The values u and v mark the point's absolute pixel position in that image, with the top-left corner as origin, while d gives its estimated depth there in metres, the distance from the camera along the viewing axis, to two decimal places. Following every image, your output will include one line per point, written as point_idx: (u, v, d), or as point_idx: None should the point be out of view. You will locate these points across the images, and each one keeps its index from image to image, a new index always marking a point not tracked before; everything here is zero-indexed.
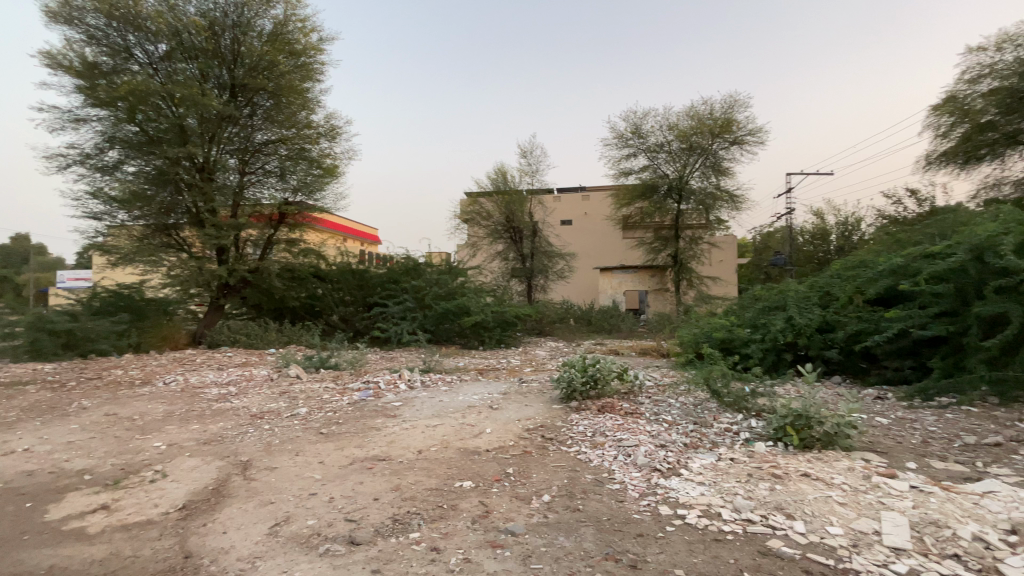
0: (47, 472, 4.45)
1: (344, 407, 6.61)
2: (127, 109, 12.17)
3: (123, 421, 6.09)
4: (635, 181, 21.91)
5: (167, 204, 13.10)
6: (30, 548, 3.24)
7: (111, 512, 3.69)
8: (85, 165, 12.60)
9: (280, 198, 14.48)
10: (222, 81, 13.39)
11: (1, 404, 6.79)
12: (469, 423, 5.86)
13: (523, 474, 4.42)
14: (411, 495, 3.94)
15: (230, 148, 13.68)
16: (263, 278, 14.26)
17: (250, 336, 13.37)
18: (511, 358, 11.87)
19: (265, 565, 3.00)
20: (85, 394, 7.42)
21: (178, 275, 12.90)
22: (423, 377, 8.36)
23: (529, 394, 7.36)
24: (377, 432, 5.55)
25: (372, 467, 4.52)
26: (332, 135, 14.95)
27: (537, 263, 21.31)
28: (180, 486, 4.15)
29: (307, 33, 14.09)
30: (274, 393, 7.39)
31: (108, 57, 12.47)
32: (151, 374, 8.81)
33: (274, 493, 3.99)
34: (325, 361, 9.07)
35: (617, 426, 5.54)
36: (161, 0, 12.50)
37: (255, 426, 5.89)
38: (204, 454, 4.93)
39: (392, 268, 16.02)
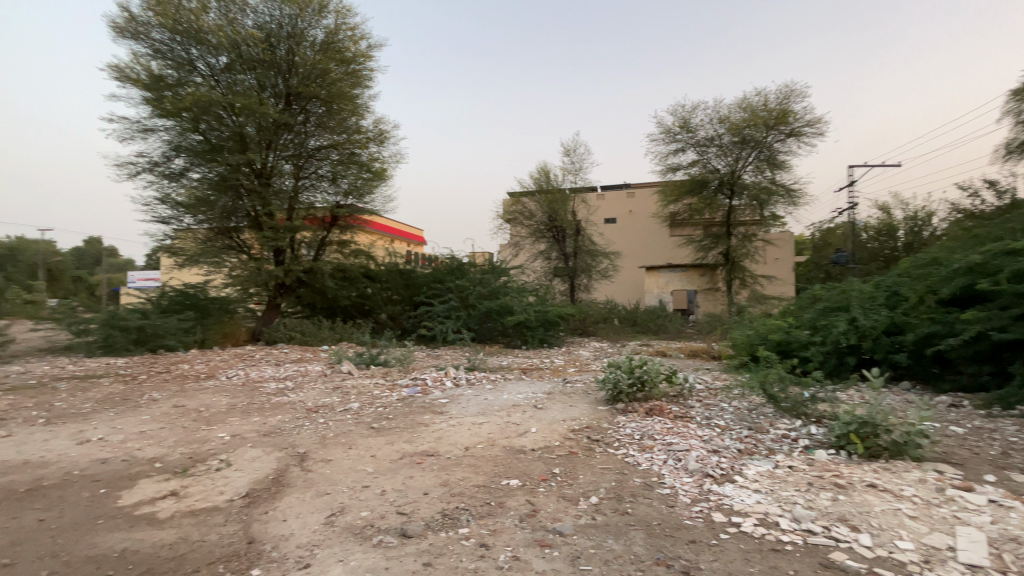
0: (120, 460, 4.79)
1: (394, 403, 6.81)
2: (190, 118, 12.95)
3: (190, 412, 6.51)
4: (684, 176, 21.26)
5: (229, 208, 13.82)
6: (105, 530, 3.46)
7: (180, 498, 3.94)
8: (153, 172, 13.54)
9: (333, 201, 15.10)
10: (278, 90, 14.07)
11: (83, 395, 7.40)
12: (514, 422, 5.88)
13: (570, 474, 4.39)
14: (460, 491, 3.99)
15: (286, 154, 14.37)
16: (317, 278, 14.88)
17: (305, 334, 14.02)
18: (554, 358, 11.81)
19: (323, 553, 3.12)
20: (155, 387, 7.97)
21: (239, 275, 13.68)
22: (469, 375, 8.46)
23: (574, 394, 7.31)
24: (425, 428, 5.67)
25: (421, 462, 4.62)
26: (381, 139, 15.43)
27: (581, 262, 21.12)
28: (242, 475, 4.39)
29: (356, 41, 14.61)
30: (328, 388, 7.69)
31: (172, 69, 13.26)
32: (215, 369, 9.37)
33: (329, 484, 4.15)
34: (375, 358, 9.37)
35: (667, 430, 5.40)
36: (222, 15, 13.26)
37: (310, 419, 6.16)
38: (264, 445, 5.19)
39: (437, 268, 16.34)
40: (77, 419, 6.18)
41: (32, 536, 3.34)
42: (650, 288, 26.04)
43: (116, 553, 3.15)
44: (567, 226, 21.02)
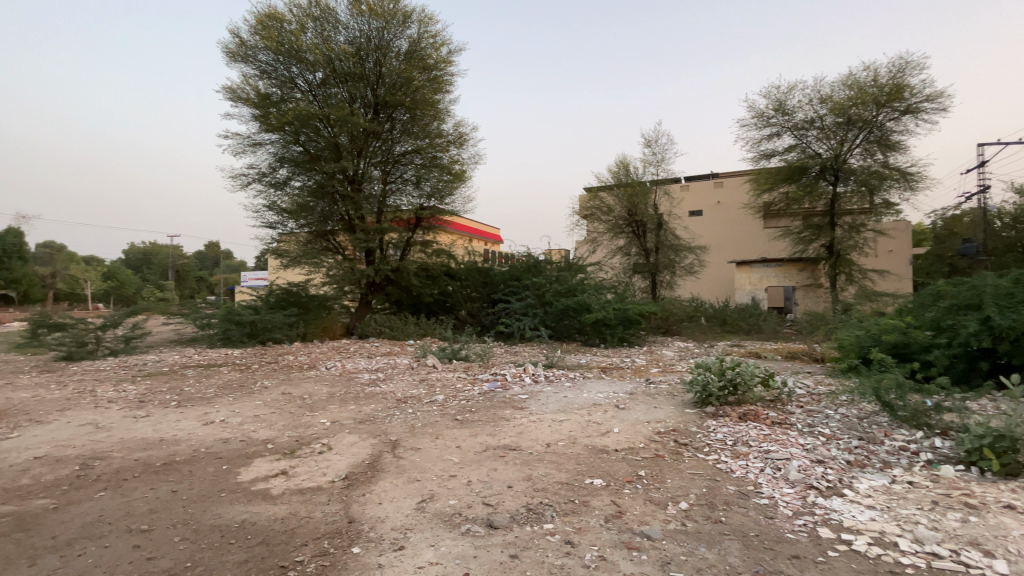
0: (238, 440, 5.36)
1: (476, 397, 7.00)
2: (292, 131, 14.13)
3: (295, 399, 7.14)
4: (779, 163, 19.66)
5: (325, 213, 14.98)
6: (229, 502, 3.89)
7: (289, 477, 4.34)
8: (262, 182, 14.96)
9: (417, 204, 15.84)
10: (367, 101, 14.98)
11: (207, 382, 8.38)
12: (596, 421, 5.79)
13: (657, 478, 4.23)
14: (543, 486, 4.01)
15: (374, 161, 15.29)
16: (403, 277, 15.70)
17: (392, 329, 14.91)
18: (635, 358, 11.49)
19: (415, 536, 3.28)
20: (265, 375, 8.86)
21: (335, 274, 14.81)
22: (548, 372, 8.46)
23: (658, 395, 7.05)
24: (507, 423, 5.75)
25: (504, 455, 4.70)
26: (460, 141, 15.96)
27: (662, 258, 20.35)
28: (342, 459, 4.74)
29: (437, 48, 15.23)
30: (414, 380, 8.08)
31: (276, 87, 14.49)
32: (315, 360, 10.19)
33: (419, 471, 4.36)
34: (457, 353, 9.69)
35: (764, 437, 5.04)
36: (318, 34, 14.36)
37: (400, 409, 6.51)
38: (360, 432, 5.57)
39: (514, 265, 16.53)
40: (203, 402, 7.02)
41: (169, 504, 3.81)
42: (742, 284, 24.20)
43: (236, 523, 3.51)
44: (648, 221, 20.32)
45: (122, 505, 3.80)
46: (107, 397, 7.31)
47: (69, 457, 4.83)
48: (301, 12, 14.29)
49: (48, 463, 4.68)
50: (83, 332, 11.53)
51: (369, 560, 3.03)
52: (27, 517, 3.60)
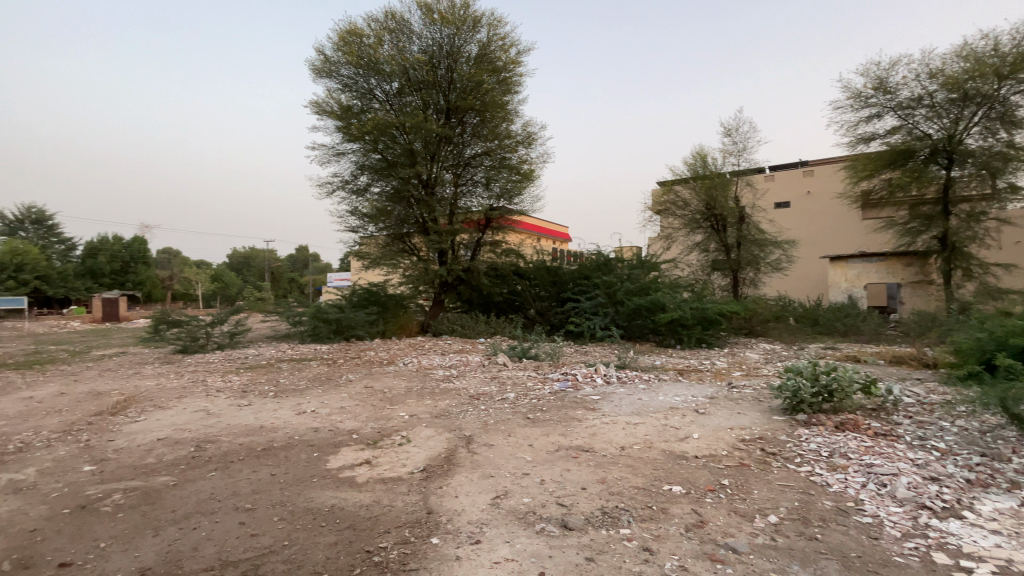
0: (327, 430, 5.75)
1: (547, 396, 7.00)
2: (371, 140, 14.90)
3: (376, 393, 7.54)
4: (879, 147, 17.77)
5: (402, 216, 15.65)
6: (320, 487, 4.18)
7: (373, 467, 4.58)
8: (345, 189, 15.90)
9: (487, 205, 16.14)
10: (439, 106, 15.49)
11: (299, 375, 9.08)
12: (673, 426, 5.57)
13: (743, 488, 3.98)
14: (619, 490, 3.91)
15: (446, 164, 15.76)
16: (474, 276, 16.07)
17: (464, 327, 15.31)
18: (714, 360, 10.93)
19: (491, 532, 3.34)
20: (349, 370, 9.44)
21: (411, 275, 15.47)
22: (620, 374, 8.25)
23: (742, 400, 6.64)
24: (579, 423, 5.69)
25: (577, 456, 4.65)
26: (529, 141, 16.11)
27: (744, 254, 19.18)
28: (420, 451, 4.94)
29: (507, 50, 15.51)
30: (486, 378, 8.24)
31: (357, 99, 15.30)
32: (394, 356, 10.70)
33: (493, 468, 4.43)
34: (527, 352, 9.74)
35: (865, 449, 4.59)
36: (395, 45, 15.03)
37: (473, 405, 6.66)
38: (436, 426, 5.76)
39: (584, 264, 16.33)
40: (296, 394, 7.61)
41: (269, 486, 4.18)
42: (835, 281, 22.26)
43: (327, 508, 3.77)
44: (728, 215, 19.20)
45: (229, 484, 4.21)
46: (215, 387, 8.16)
47: (186, 439, 5.44)
48: (378, 26, 15.02)
49: (169, 444, 5.30)
50: (196, 328, 12.95)
51: (447, 551, 3.12)
52: (153, 492, 4.09)
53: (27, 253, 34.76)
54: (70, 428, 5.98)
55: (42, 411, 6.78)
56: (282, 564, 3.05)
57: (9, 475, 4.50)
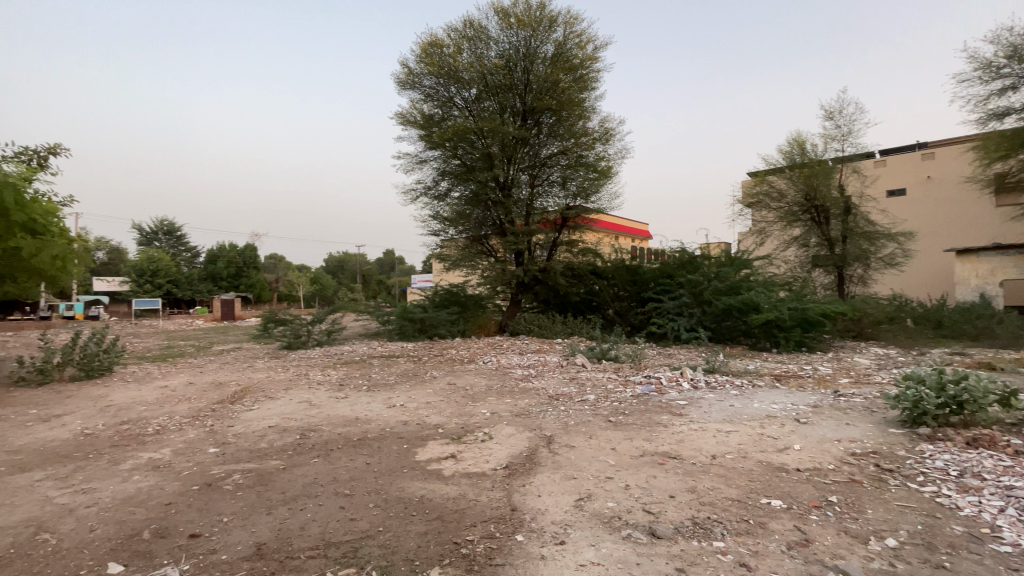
0: (415, 423, 6.04)
1: (630, 399, 6.79)
2: (452, 146, 15.36)
3: (459, 389, 7.79)
4: (1017, 124, 15.32)
5: (480, 219, 16.01)
6: (409, 478, 4.39)
7: (458, 461, 4.74)
8: (427, 196, 16.54)
9: (563, 204, 16.09)
10: (516, 109, 15.70)
11: (387, 371, 9.63)
12: (771, 435, 5.18)
13: (855, 507, 3.59)
14: (710, 501, 3.71)
15: (523, 166, 15.93)
16: (550, 276, 16.10)
17: (541, 327, 15.36)
18: (816, 365, 10.00)
19: (576, 534, 3.30)
20: (433, 367, 9.85)
21: (489, 276, 15.80)
22: (709, 378, 7.82)
23: (850, 411, 6.01)
24: (664, 429, 5.47)
25: (663, 462, 4.48)
26: (606, 137, 15.94)
27: (851, 248, 17.43)
28: (502, 448, 5.02)
29: (583, 47, 15.45)
30: (566, 378, 8.19)
31: (438, 108, 15.84)
32: (474, 355, 11.00)
33: (575, 469, 4.39)
34: (607, 353, 9.56)
35: (1004, 469, 3.97)
36: (473, 53, 15.42)
37: (554, 405, 6.65)
38: (517, 425, 5.82)
39: (666, 262, 15.70)
40: (386, 388, 8.06)
41: (364, 474, 4.46)
42: (964, 277, 19.29)
43: (417, 498, 3.95)
44: (832, 205, 17.49)
45: (329, 470, 4.56)
46: (316, 380, 8.89)
47: (292, 427, 5.97)
48: (457, 35, 15.45)
49: (278, 431, 5.85)
50: (299, 327, 14.16)
51: (533, 550, 3.15)
52: (266, 474, 4.55)
53: (161, 261, 40.40)
54: (197, 414, 6.80)
55: (176, 398, 7.79)
56: (377, 549, 3.23)
57: (150, 454, 5.20)
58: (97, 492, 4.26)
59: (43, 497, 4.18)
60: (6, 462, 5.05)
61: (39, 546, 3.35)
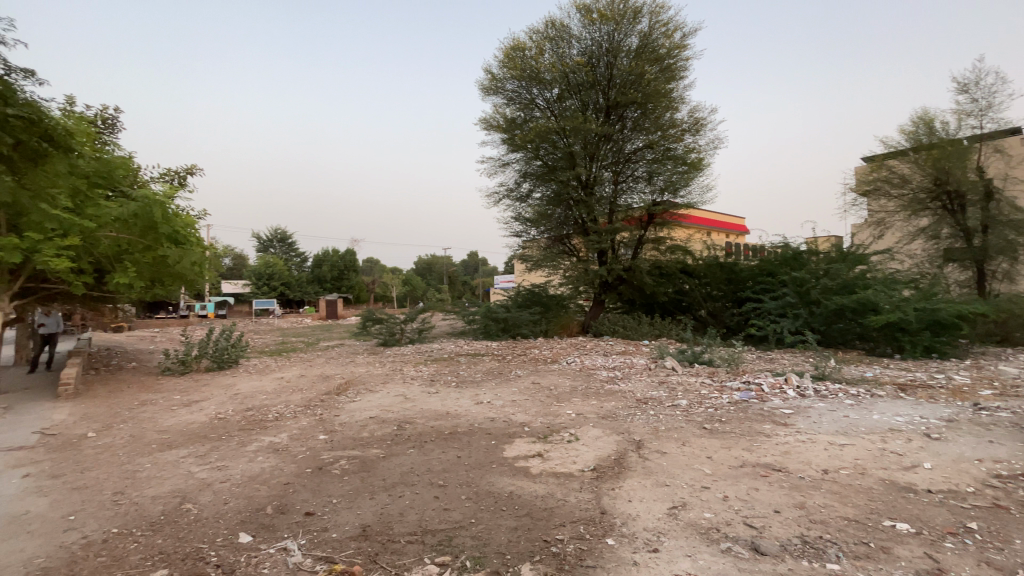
0: (502, 421, 6.17)
1: (727, 406, 6.41)
2: (534, 148, 15.40)
3: (545, 389, 7.83)
4: None
5: (562, 219, 15.91)
6: (497, 473, 4.50)
7: (545, 460, 4.76)
8: (510, 198, 16.73)
9: (649, 200, 15.62)
10: (599, 105, 15.49)
11: (474, 368, 9.96)
12: (894, 451, 4.61)
13: (1003, 537, 3.08)
14: (821, 519, 3.38)
15: (606, 163, 15.63)
16: (636, 276, 15.64)
17: (626, 328, 14.99)
18: (950, 373, 8.76)
19: (669, 542, 3.18)
20: (518, 366, 10.00)
21: (571, 275, 15.68)
22: (818, 386, 7.14)
23: (997, 427, 5.17)
24: (766, 438, 5.09)
25: (766, 474, 4.17)
26: (696, 128, 15.24)
27: (994, 239, 15.04)
28: (589, 450, 4.97)
29: (670, 35, 14.88)
30: (654, 382, 7.88)
31: (520, 110, 15.96)
32: (558, 355, 11.01)
33: (667, 476, 4.22)
34: (699, 356, 9.11)
35: None
36: (555, 52, 15.37)
37: (642, 409, 6.45)
38: (604, 427, 5.73)
39: (766, 259, 14.62)
40: (474, 385, 8.33)
41: (456, 466, 4.65)
42: None
43: (506, 493, 4.03)
44: (968, 191, 15.15)
45: (424, 461, 4.80)
46: (410, 375, 9.45)
47: (389, 419, 6.38)
48: (539, 36, 15.47)
49: (378, 422, 6.29)
50: (393, 325, 15.10)
51: (624, 555, 3.08)
52: (368, 461, 4.90)
53: (276, 265, 45.40)
54: (308, 404, 7.51)
55: (291, 388, 8.67)
56: (470, 539, 3.35)
57: (270, 438, 5.82)
58: (229, 469, 4.85)
59: (187, 471, 4.85)
60: (159, 440, 5.92)
61: (185, 514, 3.89)
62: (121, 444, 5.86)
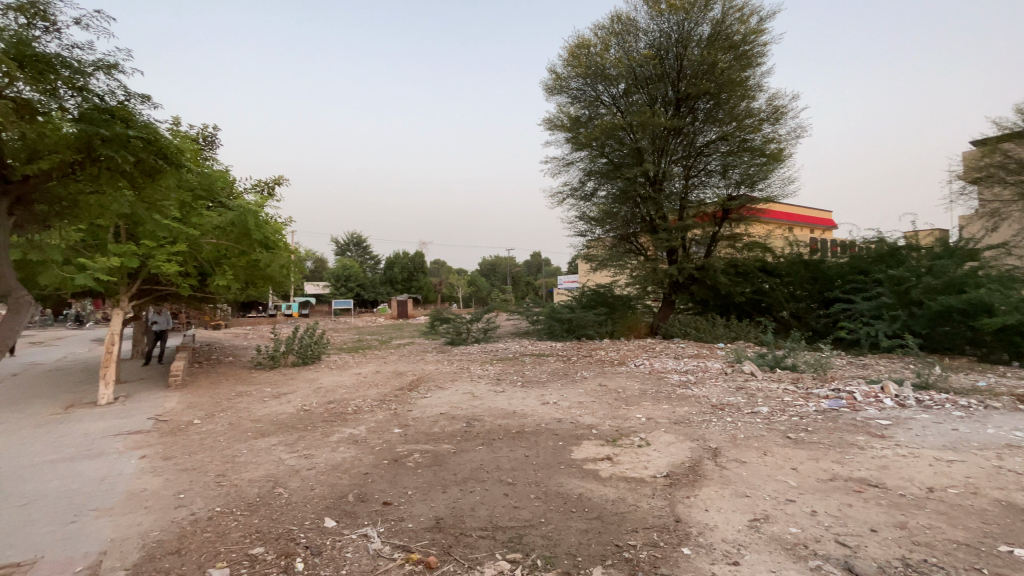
0: (569, 422, 6.13)
1: (813, 415, 5.95)
2: (599, 145, 15.13)
3: (613, 391, 7.68)
4: None
5: (628, 217, 15.54)
6: (566, 475, 4.47)
7: (614, 463, 4.67)
8: (574, 197, 16.55)
9: (724, 195, 14.89)
10: (668, 98, 15.00)
11: (540, 368, 9.98)
12: (1016, 470, 4.06)
13: None
14: (926, 541, 3.05)
15: (676, 157, 15.05)
16: (709, 275, 14.95)
17: (699, 330, 14.35)
18: None
19: (752, 556, 3.01)
20: (584, 367, 9.90)
21: (639, 275, 15.28)
22: (921, 395, 6.43)
23: None
24: (860, 451, 4.67)
25: (861, 490, 3.82)
26: (776, 116, 14.38)
27: None
28: (661, 456, 4.80)
29: (746, 21, 14.13)
30: (730, 387, 7.47)
31: (584, 108, 15.73)
32: (625, 357, 10.76)
33: (747, 487, 3.99)
34: (781, 361, 8.54)
35: None
36: (621, 46, 15.01)
37: (717, 415, 6.15)
38: (676, 433, 5.53)
39: (857, 255, 13.45)
40: (540, 385, 8.35)
41: (524, 465, 4.68)
42: None
43: (576, 495, 4.00)
44: None
45: (493, 459, 4.88)
46: (477, 373, 9.64)
47: (459, 416, 6.55)
48: (605, 32, 15.15)
49: (448, 418, 6.47)
50: (460, 324, 15.46)
51: (701, 565, 2.96)
52: (439, 456, 5.06)
53: (353, 268, 48.36)
54: (383, 398, 7.90)
55: (367, 384, 9.14)
56: (540, 539, 3.36)
57: (349, 430, 6.17)
58: (314, 458, 5.21)
59: (278, 458, 5.26)
60: (253, 429, 6.47)
61: (277, 497, 4.22)
62: (221, 431, 6.47)
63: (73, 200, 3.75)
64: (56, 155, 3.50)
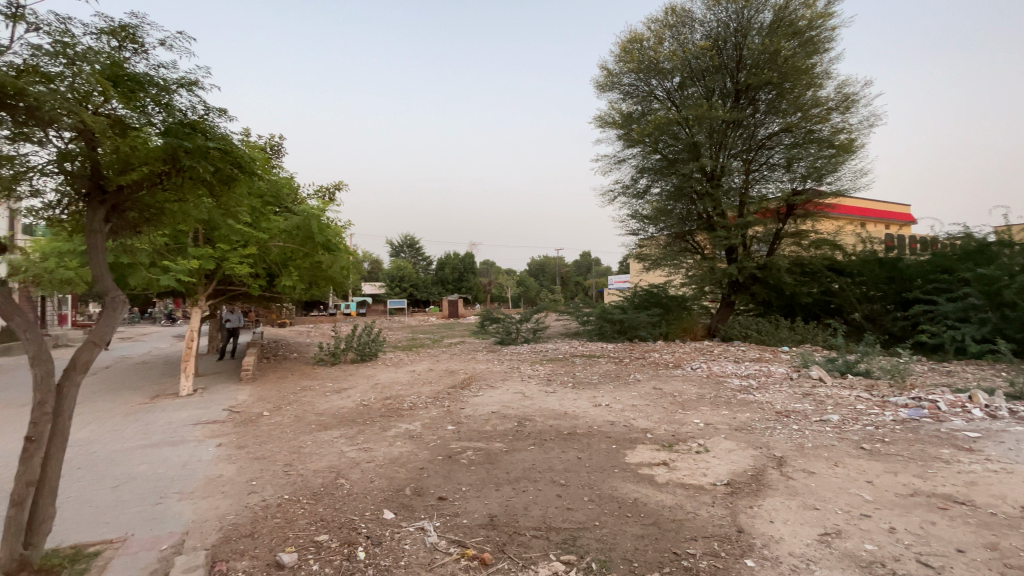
0: (622, 425, 6.01)
1: (890, 424, 5.52)
2: (652, 141, 14.70)
3: (667, 395, 7.47)
4: None
5: (683, 214, 15.02)
6: (620, 479, 4.39)
7: (671, 469, 4.53)
8: (626, 195, 16.20)
9: (788, 190, 14.11)
10: (726, 90, 14.41)
11: (591, 370, 9.87)
12: None
13: None
14: (1022, 566, 2.76)
15: (735, 151, 14.42)
16: (772, 274, 14.22)
17: (760, 331, 13.65)
18: None
19: (822, 572, 2.83)
20: (638, 369, 9.69)
21: (695, 275, 14.74)
22: (1017, 406, 5.82)
23: None
24: (945, 465, 4.28)
25: (946, 507, 3.50)
26: (846, 105, 13.51)
27: None
28: (721, 463, 4.62)
29: (812, 5, 13.40)
30: (796, 393, 7.06)
31: (637, 104, 15.33)
32: (680, 360, 10.44)
33: (817, 499, 3.76)
34: (853, 366, 7.99)
35: None
36: (676, 39, 14.56)
37: (782, 423, 5.83)
38: (737, 439, 5.29)
39: (939, 252, 12.42)
40: (592, 387, 8.26)
41: (577, 467, 4.64)
42: None
43: (631, 500, 3.92)
44: None
45: (546, 459, 4.87)
46: (528, 373, 9.67)
47: (510, 415, 6.59)
48: (659, 25, 14.73)
49: (500, 417, 6.53)
50: (509, 324, 15.56)
51: None
52: (492, 454, 5.12)
53: (406, 269, 49.88)
54: (437, 395, 8.09)
55: (421, 381, 9.39)
56: (595, 542, 3.32)
57: (405, 425, 6.37)
58: (373, 451, 5.42)
59: (339, 450, 5.51)
60: (317, 422, 6.82)
61: (339, 488, 4.42)
62: (288, 423, 6.86)
63: (160, 207, 4.09)
64: (146, 166, 3.75)
